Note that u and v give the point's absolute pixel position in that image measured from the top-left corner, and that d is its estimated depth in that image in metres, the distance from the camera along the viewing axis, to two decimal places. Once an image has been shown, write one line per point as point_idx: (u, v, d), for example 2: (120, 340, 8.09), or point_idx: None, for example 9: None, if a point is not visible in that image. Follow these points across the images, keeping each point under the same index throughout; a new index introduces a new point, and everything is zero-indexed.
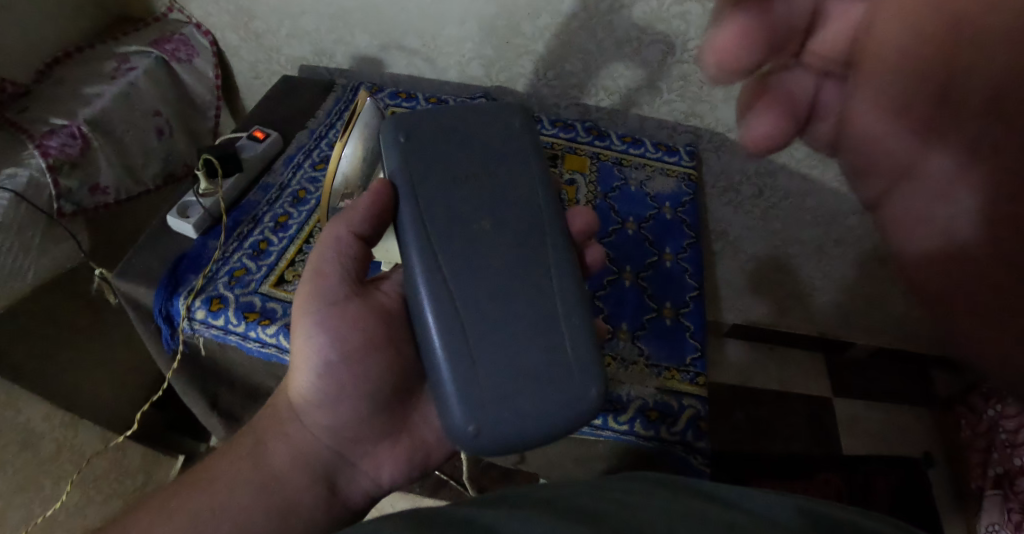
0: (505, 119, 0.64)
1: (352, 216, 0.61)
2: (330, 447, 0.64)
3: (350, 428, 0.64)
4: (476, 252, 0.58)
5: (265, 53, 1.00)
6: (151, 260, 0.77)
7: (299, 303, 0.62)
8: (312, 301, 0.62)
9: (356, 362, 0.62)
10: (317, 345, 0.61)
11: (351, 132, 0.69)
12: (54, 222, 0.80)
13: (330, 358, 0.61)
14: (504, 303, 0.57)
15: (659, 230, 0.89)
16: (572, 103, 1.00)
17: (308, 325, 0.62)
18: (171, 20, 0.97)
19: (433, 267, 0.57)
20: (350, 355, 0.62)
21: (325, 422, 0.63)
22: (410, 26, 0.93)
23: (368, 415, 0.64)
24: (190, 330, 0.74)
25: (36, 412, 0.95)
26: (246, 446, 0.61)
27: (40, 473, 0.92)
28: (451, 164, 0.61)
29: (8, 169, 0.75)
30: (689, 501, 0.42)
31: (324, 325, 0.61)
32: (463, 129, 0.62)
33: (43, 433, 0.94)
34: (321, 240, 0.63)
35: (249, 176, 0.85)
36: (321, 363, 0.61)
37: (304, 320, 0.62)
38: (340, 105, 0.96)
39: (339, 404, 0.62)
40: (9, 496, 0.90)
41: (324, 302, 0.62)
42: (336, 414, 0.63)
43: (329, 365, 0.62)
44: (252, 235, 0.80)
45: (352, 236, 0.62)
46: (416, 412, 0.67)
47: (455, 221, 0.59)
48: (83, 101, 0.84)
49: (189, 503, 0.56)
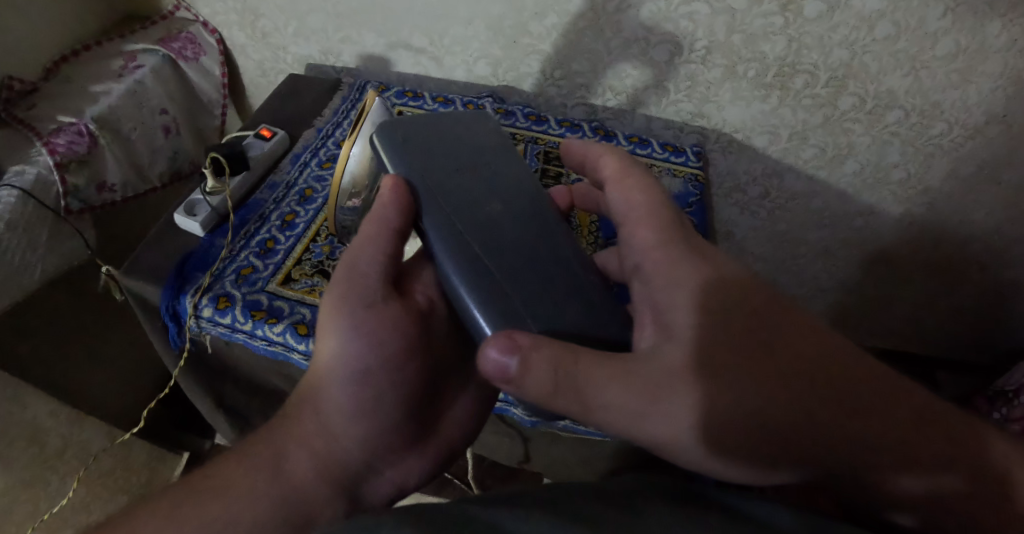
0: (482, 122, 0.66)
1: (387, 213, 0.58)
2: (362, 457, 0.60)
3: (385, 435, 0.61)
4: (499, 236, 0.59)
5: (272, 51, 1.00)
6: (159, 258, 0.78)
7: (329, 307, 0.58)
8: (347, 305, 0.57)
9: (393, 366, 0.59)
10: (354, 350, 0.58)
11: (359, 131, 0.69)
12: (61, 219, 0.80)
13: (367, 363, 0.58)
14: (541, 284, 0.57)
15: None
16: (579, 103, 1.01)
17: (342, 330, 0.58)
18: (178, 19, 0.97)
19: (470, 254, 0.57)
20: (389, 360, 0.59)
21: (356, 431, 0.60)
22: (417, 25, 0.93)
23: (399, 420, 0.61)
24: (196, 328, 0.74)
25: (42, 409, 0.83)
26: (265, 457, 0.57)
27: (47, 468, 0.84)
28: (451, 163, 0.62)
29: (17, 167, 0.76)
30: (694, 511, 0.41)
31: (361, 330, 0.58)
32: (451, 133, 0.64)
33: (49, 430, 0.84)
34: (354, 240, 0.59)
35: (256, 175, 0.85)
36: (358, 369, 0.58)
37: (338, 325, 0.58)
38: (347, 104, 0.96)
39: (375, 411, 0.60)
40: (15, 491, 0.81)
41: (360, 305, 0.58)
42: (369, 421, 0.60)
43: (367, 371, 0.59)
44: (259, 234, 0.80)
45: (389, 233, 0.58)
46: (438, 413, 0.65)
47: (470, 212, 0.59)
48: (90, 98, 0.84)
49: (183, 508, 0.54)
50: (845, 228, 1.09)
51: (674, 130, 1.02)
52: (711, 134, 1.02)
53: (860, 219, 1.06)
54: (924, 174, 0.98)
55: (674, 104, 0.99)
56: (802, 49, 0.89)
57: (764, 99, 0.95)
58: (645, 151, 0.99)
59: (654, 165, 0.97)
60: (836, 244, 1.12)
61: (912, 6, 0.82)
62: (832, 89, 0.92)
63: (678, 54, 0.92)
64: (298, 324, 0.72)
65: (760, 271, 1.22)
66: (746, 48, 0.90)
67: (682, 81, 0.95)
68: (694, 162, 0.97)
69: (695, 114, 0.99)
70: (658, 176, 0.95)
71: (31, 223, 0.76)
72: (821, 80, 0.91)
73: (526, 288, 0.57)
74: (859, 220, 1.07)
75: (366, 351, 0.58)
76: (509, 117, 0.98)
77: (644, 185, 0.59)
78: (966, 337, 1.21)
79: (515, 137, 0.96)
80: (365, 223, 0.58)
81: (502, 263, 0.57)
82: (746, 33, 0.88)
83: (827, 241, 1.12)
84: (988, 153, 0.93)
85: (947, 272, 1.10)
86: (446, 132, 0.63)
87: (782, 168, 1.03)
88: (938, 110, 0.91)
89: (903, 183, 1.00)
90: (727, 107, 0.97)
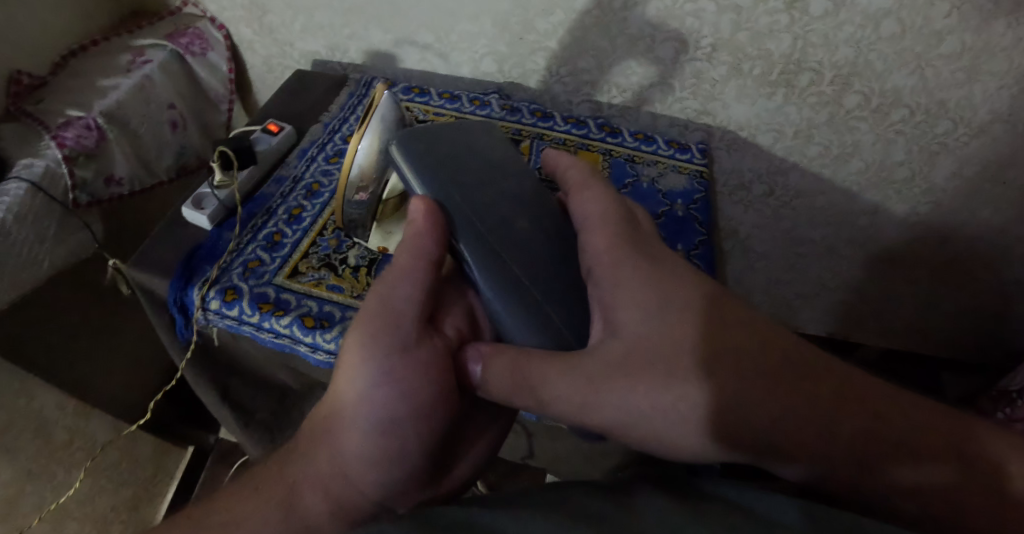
0: (488, 135, 0.67)
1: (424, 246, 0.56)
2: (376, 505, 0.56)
3: (404, 487, 0.56)
4: (533, 248, 0.59)
5: (279, 47, 1.00)
6: (167, 251, 0.78)
7: (357, 347, 0.54)
8: (377, 346, 0.54)
9: (423, 416, 0.55)
10: (382, 395, 0.54)
11: (367, 126, 0.70)
12: (69, 213, 0.80)
13: (395, 410, 0.54)
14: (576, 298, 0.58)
15: (671, 228, 0.88)
16: (585, 100, 1.01)
17: (371, 371, 0.54)
18: (186, 14, 0.97)
19: (510, 273, 0.58)
20: (421, 408, 0.55)
21: (374, 479, 0.55)
22: (423, 21, 0.94)
23: (420, 472, 0.56)
24: (204, 321, 0.75)
25: (49, 398, 0.86)
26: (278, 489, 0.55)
27: (53, 460, 0.86)
28: (471, 175, 0.62)
29: (26, 160, 0.76)
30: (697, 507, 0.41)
31: (392, 374, 0.53)
32: (465, 146, 0.64)
33: (53, 421, 0.86)
34: (386, 275, 0.56)
35: (263, 169, 0.86)
36: (385, 415, 0.54)
37: (367, 368, 0.54)
38: (354, 99, 0.97)
39: (398, 461, 0.55)
40: (20, 481, 0.83)
41: (393, 349, 0.54)
42: (390, 471, 0.55)
43: (395, 420, 0.54)
44: (267, 227, 0.80)
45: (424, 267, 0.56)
46: (457, 465, 0.60)
47: (501, 225, 0.60)
48: (99, 93, 0.84)
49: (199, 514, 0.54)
50: (849, 227, 1.09)
51: (679, 127, 1.02)
52: (716, 132, 1.02)
53: (863, 216, 1.06)
54: (929, 173, 0.98)
55: (679, 101, 0.99)
56: (808, 47, 0.89)
57: (769, 96, 0.95)
58: (650, 148, 0.99)
59: (659, 162, 0.97)
60: (841, 243, 1.13)
61: (918, 5, 0.82)
62: (837, 87, 0.92)
63: (683, 51, 0.92)
64: (305, 316, 0.72)
65: (764, 269, 1.22)
66: (752, 46, 0.90)
67: (687, 79, 0.96)
68: (699, 159, 0.98)
69: (700, 111, 0.99)
70: (663, 173, 0.95)
71: (40, 216, 0.76)
72: (826, 78, 0.91)
73: (547, 287, 0.58)
74: (863, 218, 1.07)
75: (399, 398, 0.54)
76: (515, 114, 0.98)
77: (603, 188, 0.61)
78: (969, 337, 1.21)
79: (521, 133, 0.96)
80: (400, 255, 0.56)
81: (535, 275, 0.58)
82: (752, 30, 0.88)
83: (831, 240, 1.12)
84: (992, 153, 0.93)
85: (951, 271, 1.10)
86: (459, 144, 0.64)
87: (787, 166, 1.03)
88: (943, 109, 0.91)
89: (907, 181, 1.00)
90: (732, 105, 0.98)
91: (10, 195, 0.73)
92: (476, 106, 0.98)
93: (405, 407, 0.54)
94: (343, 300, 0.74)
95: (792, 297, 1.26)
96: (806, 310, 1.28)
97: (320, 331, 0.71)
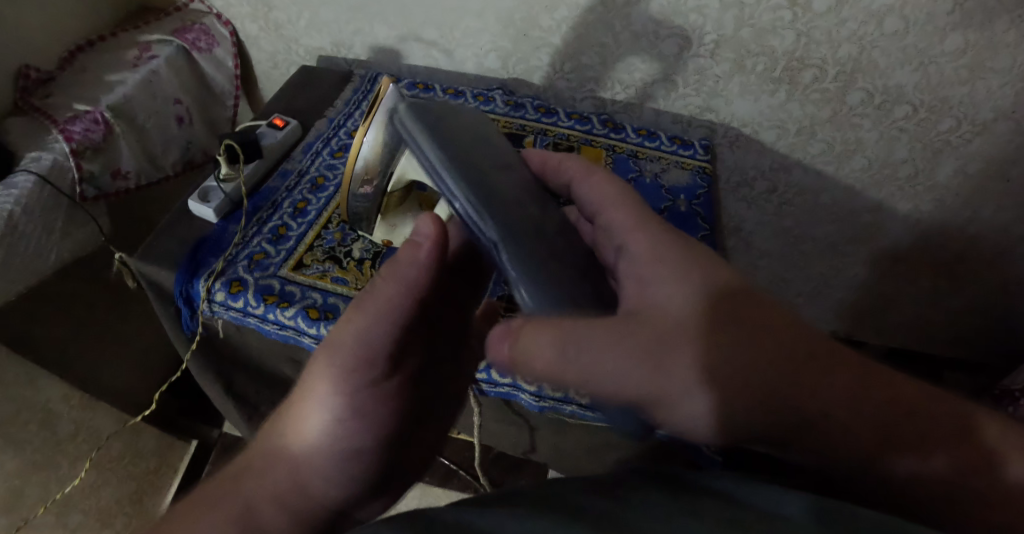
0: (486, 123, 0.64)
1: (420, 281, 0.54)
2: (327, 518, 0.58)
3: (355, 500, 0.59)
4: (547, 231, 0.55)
5: (284, 43, 1.01)
6: (172, 243, 0.79)
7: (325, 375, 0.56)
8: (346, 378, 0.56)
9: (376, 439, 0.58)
10: (346, 425, 0.56)
11: (373, 119, 0.70)
12: (76, 205, 0.81)
13: (354, 438, 0.57)
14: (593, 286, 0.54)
15: (672, 223, 0.88)
16: (588, 96, 1.02)
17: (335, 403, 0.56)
18: (192, 10, 0.98)
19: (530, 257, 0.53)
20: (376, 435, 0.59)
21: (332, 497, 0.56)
22: (428, 17, 0.94)
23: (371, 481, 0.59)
24: (210, 312, 0.76)
25: (55, 393, 0.83)
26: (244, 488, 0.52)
27: (59, 453, 0.83)
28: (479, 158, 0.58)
29: (34, 153, 0.77)
30: (692, 500, 0.40)
31: (355, 407, 0.56)
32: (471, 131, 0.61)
33: (61, 414, 0.84)
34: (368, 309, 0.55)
35: (268, 162, 0.86)
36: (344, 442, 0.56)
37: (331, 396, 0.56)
38: (358, 95, 0.97)
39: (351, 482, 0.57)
40: (27, 473, 0.79)
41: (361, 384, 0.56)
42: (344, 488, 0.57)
43: (356, 448, 0.57)
44: (272, 221, 0.81)
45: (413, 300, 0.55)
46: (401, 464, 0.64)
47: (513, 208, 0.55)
48: (106, 87, 0.85)
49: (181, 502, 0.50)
50: (852, 224, 1.09)
51: (682, 123, 1.03)
52: (719, 128, 1.02)
53: (866, 214, 1.06)
54: (932, 170, 0.98)
55: (682, 97, 0.99)
56: (811, 44, 0.89)
57: (772, 93, 0.96)
58: (653, 144, 0.99)
59: (661, 158, 0.97)
60: (843, 241, 1.13)
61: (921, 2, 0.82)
62: (840, 84, 0.92)
63: (687, 47, 0.93)
64: (309, 308, 0.72)
65: (766, 267, 1.22)
66: (756, 42, 0.91)
67: (690, 75, 0.96)
68: (702, 155, 0.98)
69: (703, 108, 1.00)
70: (665, 168, 0.95)
71: (47, 209, 0.77)
72: (829, 75, 0.92)
73: (570, 266, 0.54)
74: (866, 216, 1.07)
75: (360, 430, 0.57)
76: (519, 109, 0.99)
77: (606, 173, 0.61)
78: (972, 337, 1.21)
79: (525, 129, 0.97)
80: (388, 290, 0.54)
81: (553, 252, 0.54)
82: (755, 27, 0.89)
83: (834, 237, 1.12)
84: (996, 150, 0.93)
85: (954, 270, 1.10)
86: (471, 131, 0.61)
87: (789, 163, 1.04)
88: (946, 106, 0.91)
89: (910, 178, 1.00)
90: (735, 101, 0.98)
91: (19, 188, 0.74)
92: (480, 102, 0.99)
93: (364, 435, 0.57)
94: (347, 293, 0.75)
95: (794, 294, 1.26)
96: (809, 308, 1.28)
97: (325, 323, 0.72)
